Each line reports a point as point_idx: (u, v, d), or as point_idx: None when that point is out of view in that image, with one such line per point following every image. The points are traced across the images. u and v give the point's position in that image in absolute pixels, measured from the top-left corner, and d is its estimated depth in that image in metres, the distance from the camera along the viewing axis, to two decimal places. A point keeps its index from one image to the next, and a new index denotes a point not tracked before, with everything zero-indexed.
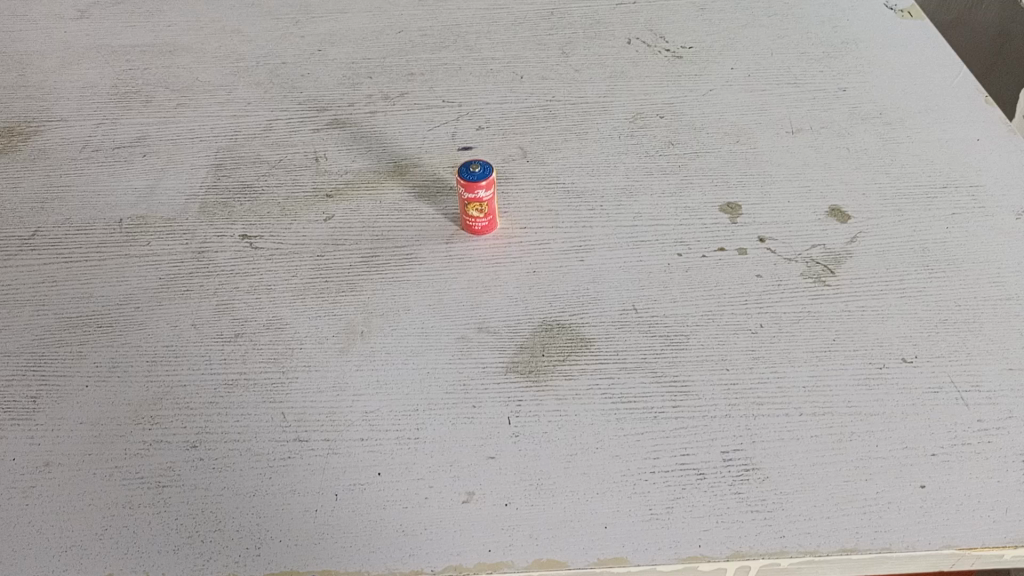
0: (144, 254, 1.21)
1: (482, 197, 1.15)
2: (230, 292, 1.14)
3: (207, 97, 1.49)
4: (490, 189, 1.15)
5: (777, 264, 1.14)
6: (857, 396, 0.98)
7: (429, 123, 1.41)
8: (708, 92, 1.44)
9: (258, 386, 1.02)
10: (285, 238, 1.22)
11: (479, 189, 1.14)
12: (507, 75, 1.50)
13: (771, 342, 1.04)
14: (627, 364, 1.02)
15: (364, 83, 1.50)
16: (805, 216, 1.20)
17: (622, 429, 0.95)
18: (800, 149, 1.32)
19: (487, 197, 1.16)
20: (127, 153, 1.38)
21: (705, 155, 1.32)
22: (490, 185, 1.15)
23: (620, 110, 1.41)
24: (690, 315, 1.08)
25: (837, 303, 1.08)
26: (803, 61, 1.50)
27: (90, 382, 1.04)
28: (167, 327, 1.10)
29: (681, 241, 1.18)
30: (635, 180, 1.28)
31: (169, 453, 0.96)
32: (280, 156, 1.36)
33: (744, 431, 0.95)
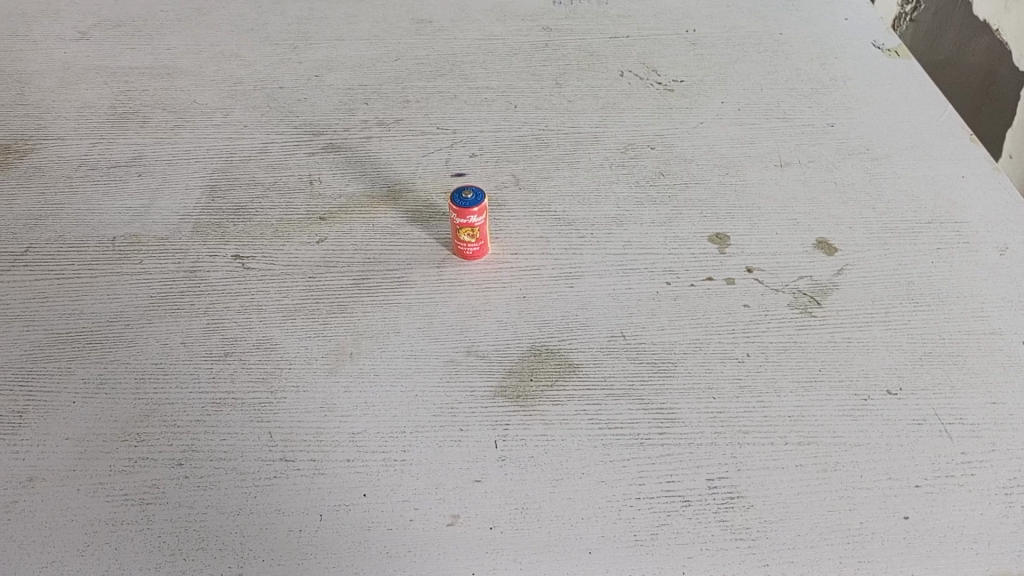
0: (136, 272, 1.21)
1: (474, 222, 1.16)
2: (220, 311, 1.15)
3: (204, 118, 1.51)
4: (483, 215, 1.17)
5: (764, 295, 1.15)
6: (842, 426, 0.98)
7: (423, 149, 1.42)
8: (698, 124, 1.47)
9: (246, 406, 1.02)
10: (277, 258, 1.23)
11: (472, 214, 1.15)
12: (502, 104, 1.53)
13: (757, 371, 1.05)
14: (614, 390, 1.03)
15: (360, 108, 1.52)
16: (792, 248, 1.22)
17: (608, 454, 0.96)
18: (788, 183, 1.34)
19: (479, 223, 1.17)
20: (123, 172, 1.39)
21: (695, 186, 1.34)
22: (483, 211, 1.16)
23: (612, 140, 1.43)
24: (678, 343, 1.09)
25: (822, 333, 1.10)
26: (792, 97, 1.53)
27: (77, 398, 1.03)
28: (156, 345, 1.10)
29: (670, 270, 1.19)
30: (626, 209, 1.30)
31: (154, 471, 0.95)
32: (275, 178, 1.37)
33: (730, 459, 0.95)
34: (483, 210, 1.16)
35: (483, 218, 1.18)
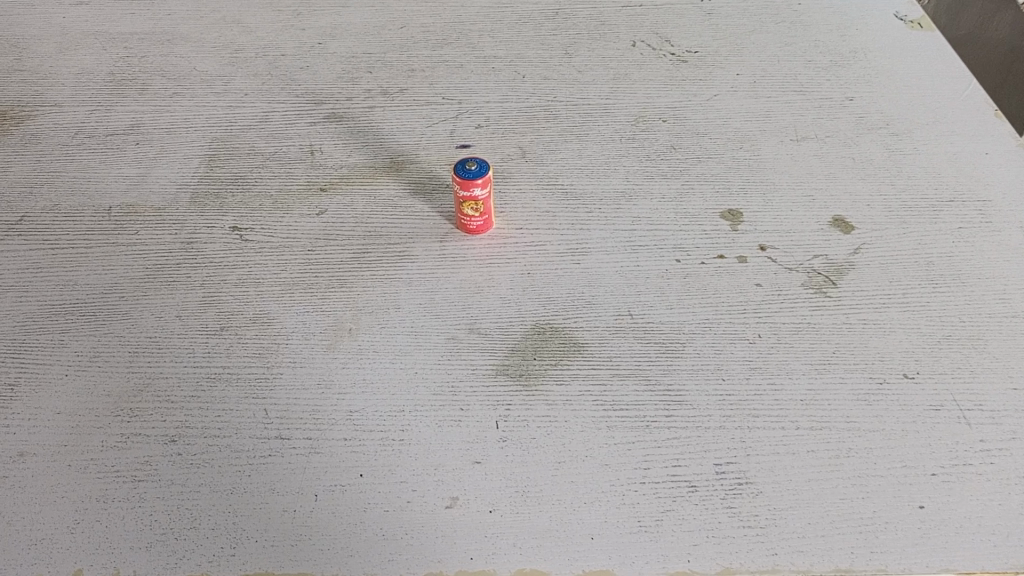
0: (132, 243, 1.18)
1: (479, 195, 1.13)
2: (217, 284, 1.12)
3: (204, 86, 1.47)
4: (489, 187, 1.13)
5: (777, 274, 1.11)
6: (856, 411, 0.95)
7: (427, 120, 1.38)
8: (712, 97, 1.42)
9: (241, 382, 1.00)
10: (276, 231, 1.20)
11: (477, 187, 1.12)
12: (509, 74, 1.48)
13: (768, 353, 1.01)
14: (620, 371, 1.00)
15: (363, 77, 1.48)
16: (807, 226, 1.18)
17: (613, 437, 0.93)
18: (805, 158, 1.29)
19: (485, 196, 1.13)
20: (120, 140, 1.36)
21: (707, 160, 1.29)
22: (489, 184, 1.13)
23: (622, 112, 1.39)
24: (687, 322, 1.05)
25: (837, 315, 1.06)
26: (810, 70, 1.47)
27: (69, 371, 1.01)
28: (151, 318, 1.08)
29: (680, 247, 1.16)
30: (636, 184, 1.26)
31: (146, 447, 0.93)
32: (275, 148, 1.34)
33: (739, 443, 0.92)
34: (489, 183, 1.13)
35: (488, 191, 1.14)
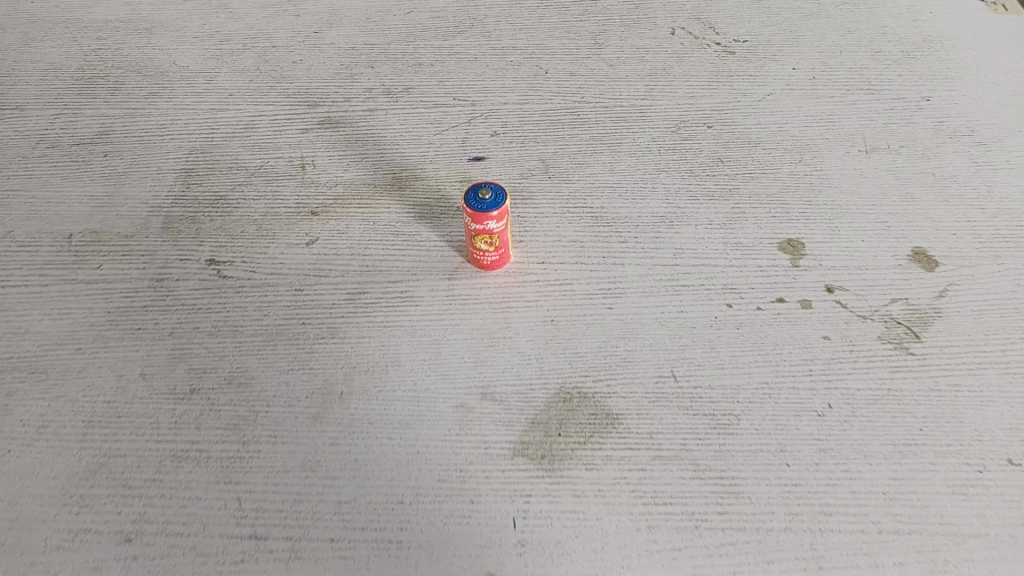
0: (93, 279, 1.02)
1: (491, 228, 0.95)
2: (188, 333, 0.96)
3: (183, 83, 1.29)
4: (503, 218, 0.95)
5: (848, 324, 0.94)
6: (952, 510, 0.78)
7: (435, 126, 1.20)
8: (766, 96, 1.22)
9: (211, 462, 0.85)
10: (258, 265, 1.03)
11: (488, 219, 0.93)
12: (530, 69, 1.29)
13: (841, 431, 0.85)
14: (663, 452, 0.83)
15: (363, 73, 1.29)
16: (882, 261, 1.00)
17: (654, 542, 0.77)
18: (876, 174, 1.10)
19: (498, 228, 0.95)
20: (86, 151, 1.19)
21: (761, 176, 1.11)
22: (503, 214, 0.95)
23: (660, 117, 1.20)
24: (741, 388, 0.88)
25: (923, 379, 0.88)
26: (878, 63, 1.27)
27: (14, 447, 0.86)
28: (110, 377, 0.92)
29: (731, 287, 0.98)
30: (677, 206, 1.07)
31: (97, 548, 0.78)
32: (260, 160, 1.16)
33: (809, 553, 0.75)
34: (503, 213, 0.95)
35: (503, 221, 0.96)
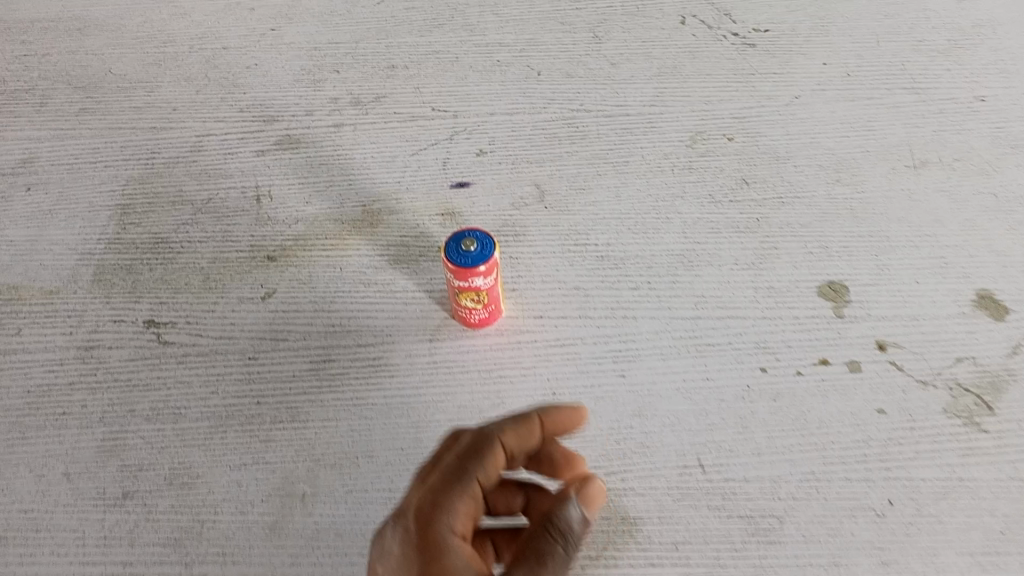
0: (11, 350, 0.87)
1: (479, 285, 0.78)
2: (121, 418, 0.81)
3: (119, 96, 1.11)
4: (493, 272, 0.78)
5: (907, 393, 0.79)
6: None
7: (412, 145, 1.04)
8: (794, 99, 1.05)
9: None
10: (205, 326, 0.87)
11: (474, 275, 0.77)
12: (519, 70, 1.11)
13: (906, 536, 0.71)
14: (692, 570, 0.70)
15: (327, 79, 1.12)
16: (942, 310, 0.85)
17: None
18: (928, 195, 0.94)
19: (487, 284, 0.79)
20: (6, 186, 1.02)
21: (793, 201, 0.94)
22: (493, 268, 0.78)
23: (672, 127, 1.03)
24: (784, 482, 0.74)
25: (1000, 466, 0.75)
26: (923, 54, 1.09)
27: None
28: (28, 478, 0.77)
29: (765, 346, 0.83)
30: (697, 242, 0.92)
31: None
32: (208, 193, 1.00)
33: None
34: (493, 267, 0.78)
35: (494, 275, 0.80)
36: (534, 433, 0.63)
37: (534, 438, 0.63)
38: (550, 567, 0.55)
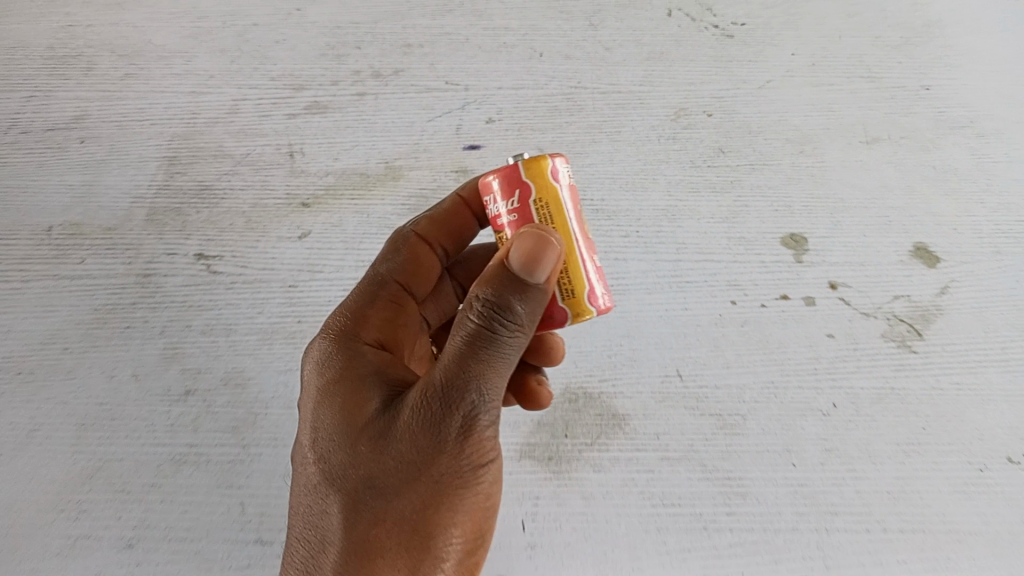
0: (77, 275, 0.99)
1: (503, 220, 0.63)
2: (180, 331, 0.94)
3: (160, 65, 1.23)
4: (517, 195, 0.61)
5: (853, 321, 0.94)
6: (955, 509, 0.80)
7: (428, 111, 1.17)
8: (764, 84, 1.20)
9: (211, 466, 0.84)
10: (250, 259, 1.00)
11: (493, 186, 0.63)
12: (524, 50, 1.24)
13: (846, 431, 0.85)
14: (670, 454, 0.84)
15: (350, 55, 1.24)
16: (885, 257, 1.00)
17: (665, 544, 0.79)
18: (878, 166, 1.09)
19: (513, 224, 0.62)
20: (62, 137, 1.14)
21: (763, 169, 1.09)
22: (519, 198, 0.61)
23: (660, 104, 1.17)
24: (747, 388, 0.88)
25: (926, 378, 0.89)
26: (878, 49, 1.25)
27: (5, 453, 0.85)
28: (101, 378, 0.90)
29: (735, 284, 0.97)
30: (680, 199, 1.06)
31: (99, 556, 0.79)
32: (247, 149, 1.12)
33: (816, 552, 0.78)
34: (519, 186, 0.61)
35: (523, 216, 0.61)
36: (450, 213, 0.79)
37: (460, 220, 0.79)
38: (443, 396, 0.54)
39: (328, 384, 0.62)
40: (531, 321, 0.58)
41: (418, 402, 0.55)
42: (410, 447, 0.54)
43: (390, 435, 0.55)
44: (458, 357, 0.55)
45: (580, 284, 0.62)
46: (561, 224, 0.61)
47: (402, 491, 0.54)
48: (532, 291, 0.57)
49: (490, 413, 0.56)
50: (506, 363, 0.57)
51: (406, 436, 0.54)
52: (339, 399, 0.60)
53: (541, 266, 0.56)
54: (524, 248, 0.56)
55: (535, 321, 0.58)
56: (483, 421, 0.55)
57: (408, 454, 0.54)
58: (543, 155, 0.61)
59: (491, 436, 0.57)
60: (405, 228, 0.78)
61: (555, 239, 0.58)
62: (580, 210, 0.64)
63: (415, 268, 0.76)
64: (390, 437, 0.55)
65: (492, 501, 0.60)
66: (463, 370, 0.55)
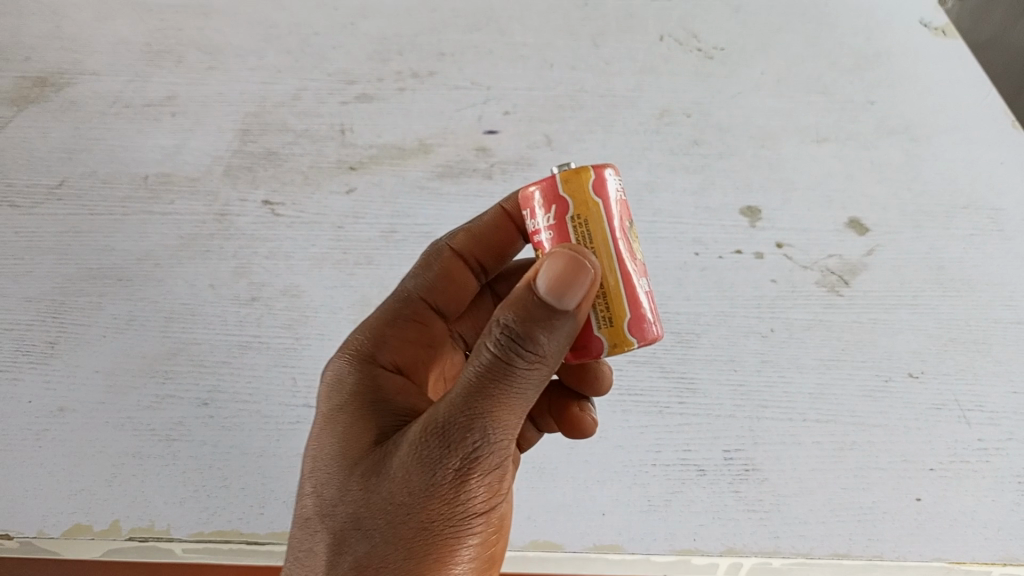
0: (167, 212, 1.22)
1: (542, 236, 0.72)
2: (248, 256, 1.17)
3: (237, 61, 1.48)
4: (554, 208, 0.71)
5: (793, 271, 1.15)
6: (863, 407, 1.00)
7: (456, 104, 1.41)
8: (737, 94, 1.43)
9: (270, 350, 1.06)
10: (307, 207, 1.24)
11: (535, 197, 0.73)
12: (537, 62, 1.49)
13: (780, 348, 1.05)
14: (637, 357, 1.05)
15: (393, 59, 1.49)
16: (824, 225, 1.21)
17: (627, 420, 0.99)
18: (826, 158, 1.31)
19: (550, 237, 0.72)
20: (156, 111, 1.39)
21: (729, 157, 1.31)
22: (556, 215, 0.71)
23: (648, 105, 1.41)
24: (702, 315, 1.09)
25: (848, 314, 1.09)
26: (835, 71, 1.47)
27: (107, 332, 1.07)
28: (185, 286, 1.13)
29: (698, 241, 1.19)
30: (658, 176, 1.28)
31: (180, 409, 1.00)
32: (306, 126, 1.37)
33: (748, 432, 0.98)
34: (558, 198, 0.71)
35: (560, 232, 0.71)
36: (487, 227, 0.96)
37: (501, 234, 0.97)
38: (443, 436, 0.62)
39: (350, 418, 0.73)
40: (542, 357, 0.65)
41: (420, 439, 0.63)
42: (408, 481, 0.62)
43: (392, 468, 0.64)
44: (463, 395, 0.63)
45: (617, 297, 0.71)
46: (597, 236, 0.71)
47: (392, 521, 0.62)
48: (552, 325, 0.64)
49: (488, 451, 0.63)
50: (510, 403, 0.64)
51: (405, 470, 0.63)
52: (360, 435, 0.70)
53: (568, 290, 0.63)
54: (552, 271, 0.63)
55: (546, 359, 0.65)
56: (477, 463, 0.63)
57: (403, 489, 0.62)
58: (582, 170, 0.71)
59: (488, 474, 0.65)
60: (443, 242, 0.95)
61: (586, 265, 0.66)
62: (619, 223, 0.72)
63: (443, 284, 0.93)
64: (392, 468, 0.64)
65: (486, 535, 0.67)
66: (466, 408, 0.63)
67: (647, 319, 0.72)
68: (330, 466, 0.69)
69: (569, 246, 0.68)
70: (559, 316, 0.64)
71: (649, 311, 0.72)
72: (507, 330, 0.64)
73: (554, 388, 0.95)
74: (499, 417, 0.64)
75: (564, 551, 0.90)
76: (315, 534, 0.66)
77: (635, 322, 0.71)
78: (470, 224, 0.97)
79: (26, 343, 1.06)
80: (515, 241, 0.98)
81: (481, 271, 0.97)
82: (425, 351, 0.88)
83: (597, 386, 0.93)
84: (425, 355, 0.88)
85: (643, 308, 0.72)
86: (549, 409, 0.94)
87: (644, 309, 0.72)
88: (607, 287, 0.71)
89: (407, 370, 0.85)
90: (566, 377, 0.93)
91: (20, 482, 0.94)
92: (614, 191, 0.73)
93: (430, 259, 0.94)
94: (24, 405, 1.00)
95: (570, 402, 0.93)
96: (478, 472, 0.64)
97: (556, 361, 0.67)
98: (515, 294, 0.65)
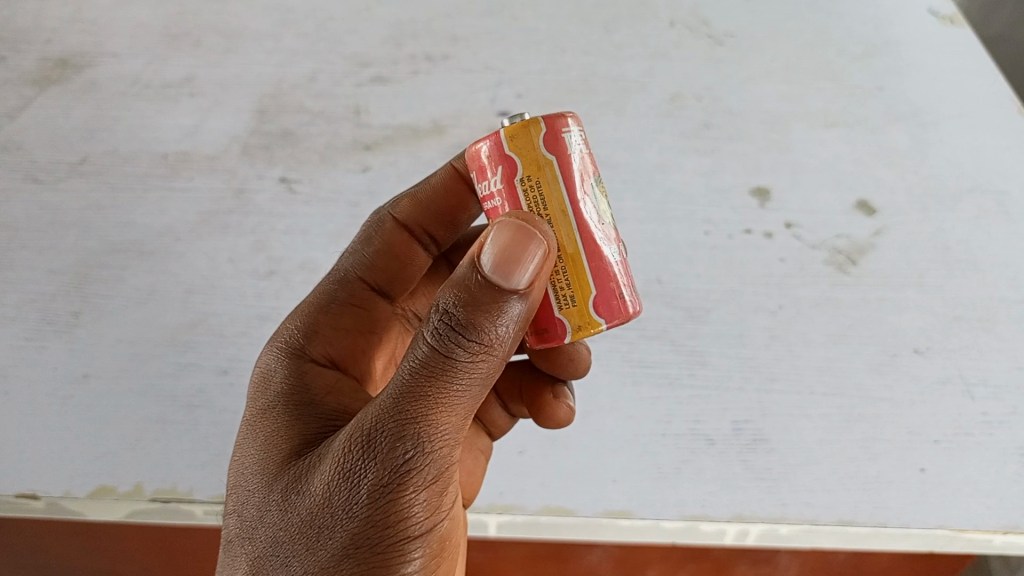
0: (187, 189, 1.25)
1: (493, 195, 0.73)
2: (266, 231, 1.19)
3: (254, 44, 1.50)
4: (501, 169, 0.72)
5: (802, 250, 1.16)
6: (869, 381, 1.02)
7: (469, 87, 1.43)
8: (747, 79, 1.44)
9: None
10: (324, 185, 1.26)
11: (483, 153, 0.73)
12: (550, 46, 1.51)
13: (789, 324, 1.07)
14: (647, 332, 1.07)
15: (407, 43, 1.51)
16: (833, 206, 1.23)
17: (637, 391, 1.01)
18: (834, 142, 1.33)
19: (500, 198, 0.72)
20: (175, 92, 1.41)
21: (738, 140, 1.33)
22: (504, 175, 0.72)
23: (659, 90, 1.42)
24: (712, 291, 1.11)
25: (856, 292, 1.11)
26: (844, 58, 1.49)
27: (129, 303, 1.10)
28: (205, 260, 1.15)
29: (708, 220, 1.21)
30: (669, 158, 1.30)
31: (202, 377, 1.03)
32: (322, 107, 1.39)
33: (756, 404, 0.99)
34: (509, 164, 0.71)
35: (508, 193, 0.72)
36: (434, 192, 0.95)
37: (451, 200, 0.96)
38: (369, 446, 0.62)
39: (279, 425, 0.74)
40: (485, 347, 0.64)
41: (346, 449, 0.63)
42: (332, 493, 0.63)
43: (316, 481, 0.65)
44: (395, 398, 0.63)
45: (577, 272, 0.72)
46: (553, 206, 0.71)
47: (314, 542, 0.63)
48: (490, 314, 0.64)
49: (422, 460, 0.63)
50: (445, 405, 0.64)
51: (329, 484, 0.63)
52: (288, 442, 0.72)
53: (516, 271, 0.63)
54: (503, 256, 0.63)
55: (487, 354, 0.65)
56: (408, 473, 0.63)
57: (325, 504, 0.63)
58: (529, 125, 0.70)
59: (427, 485, 0.64)
60: (386, 212, 0.96)
61: (533, 237, 0.65)
62: (580, 190, 0.72)
63: (387, 258, 0.94)
64: (317, 480, 0.65)
65: (427, 550, 0.66)
66: (397, 413, 0.63)
67: (613, 294, 0.72)
68: (257, 476, 0.71)
69: (519, 216, 0.67)
70: (505, 298, 0.64)
71: (620, 288, 0.73)
72: (445, 320, 0.64)
73: (531, 377, 0.97)
74: (433, 419, 0.63)
75: (576, 516, 0.93)
76: (240, 551, 0.68)
77: (599, 300, 0.72)
78: (415, 189, 0.96)
79: (51, 313, 1.09)
80: (468, 204, 0.97)
81: (431, 242, 0.99)
82: (364, 337, 0.91)
83: (573, 369, 0.93)
84: (362, 339, 0.92)
85: (611, 284, 0.72)
86: (522, 398, 0.97)
87: (609, 284, 0.72)
88: (565, 260, 0.71)
89: (342, 359, 0.88)
90: (539, 363, 0.94)
91: (45, 445, 0.97)
92: (574, 149, 0.72)
93: (371, 232, 0.95)
94: (49, 371, 1.03)
95: (545, 389, 0.95)
96: (409, 482, 0.63)
97: (504, 352, 0.67)
98: (458, 274, 0.65)
